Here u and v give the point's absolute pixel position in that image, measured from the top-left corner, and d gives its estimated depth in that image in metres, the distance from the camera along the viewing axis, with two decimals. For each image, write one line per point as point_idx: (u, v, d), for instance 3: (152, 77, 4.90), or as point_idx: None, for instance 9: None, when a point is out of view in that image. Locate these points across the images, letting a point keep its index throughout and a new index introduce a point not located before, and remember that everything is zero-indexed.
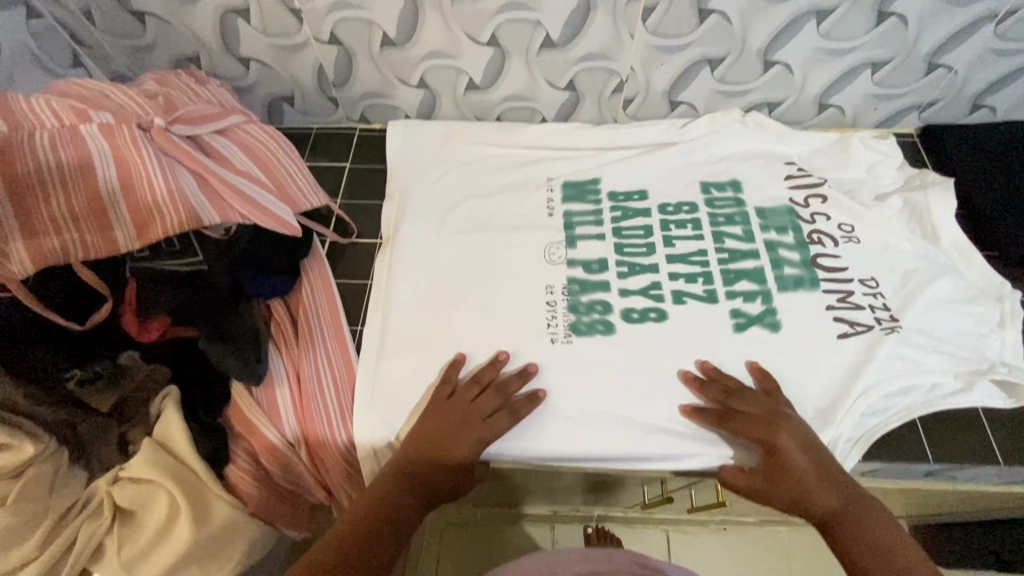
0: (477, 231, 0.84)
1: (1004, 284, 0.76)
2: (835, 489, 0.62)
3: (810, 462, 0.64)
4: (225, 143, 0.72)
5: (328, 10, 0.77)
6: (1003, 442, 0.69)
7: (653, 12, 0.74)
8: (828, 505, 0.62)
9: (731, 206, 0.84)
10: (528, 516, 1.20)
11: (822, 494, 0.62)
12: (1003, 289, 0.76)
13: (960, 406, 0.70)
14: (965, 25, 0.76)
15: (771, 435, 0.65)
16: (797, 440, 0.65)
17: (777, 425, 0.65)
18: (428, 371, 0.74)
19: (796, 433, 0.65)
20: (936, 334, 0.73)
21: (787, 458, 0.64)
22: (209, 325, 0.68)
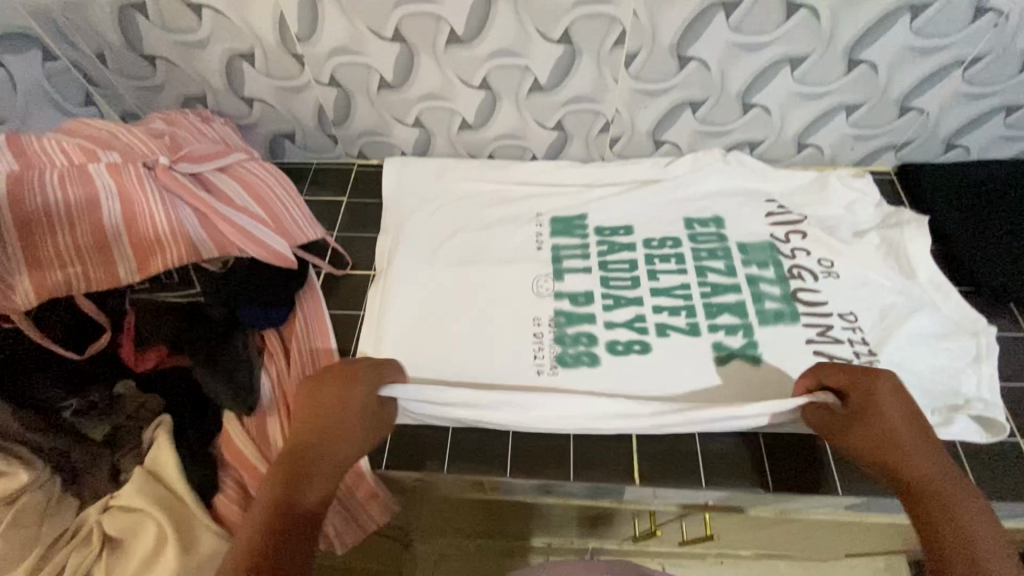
0: (468, 264, 0.87)
1: (980, 320, 0.78)
2: (927, 457, 0.59)
3: (910, 417, 0.62)
4: (226, 181, 0.75)
5: (327, 55, 0.81)
6: (982, 477, 0.70)
7: (636, 58, 0.78)
8: (913, 463, 0.59)
9: (714, 241, 0.87)
10: (521, 548, 1.19)
11: (909, 453, 0.60)
12: (979, 325, 0.78)
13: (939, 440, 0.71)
14: (934, 71, 0.79)
15: (868, 380, 0.64)
16: (897, 398, 0.63)
17: (876, 376, 0.65)
18: None
19: (896, 392, 0.64)
20: (915, 367, 0.75)
21: (876, 406, 0.63)
22: (204, 355, 0.71)
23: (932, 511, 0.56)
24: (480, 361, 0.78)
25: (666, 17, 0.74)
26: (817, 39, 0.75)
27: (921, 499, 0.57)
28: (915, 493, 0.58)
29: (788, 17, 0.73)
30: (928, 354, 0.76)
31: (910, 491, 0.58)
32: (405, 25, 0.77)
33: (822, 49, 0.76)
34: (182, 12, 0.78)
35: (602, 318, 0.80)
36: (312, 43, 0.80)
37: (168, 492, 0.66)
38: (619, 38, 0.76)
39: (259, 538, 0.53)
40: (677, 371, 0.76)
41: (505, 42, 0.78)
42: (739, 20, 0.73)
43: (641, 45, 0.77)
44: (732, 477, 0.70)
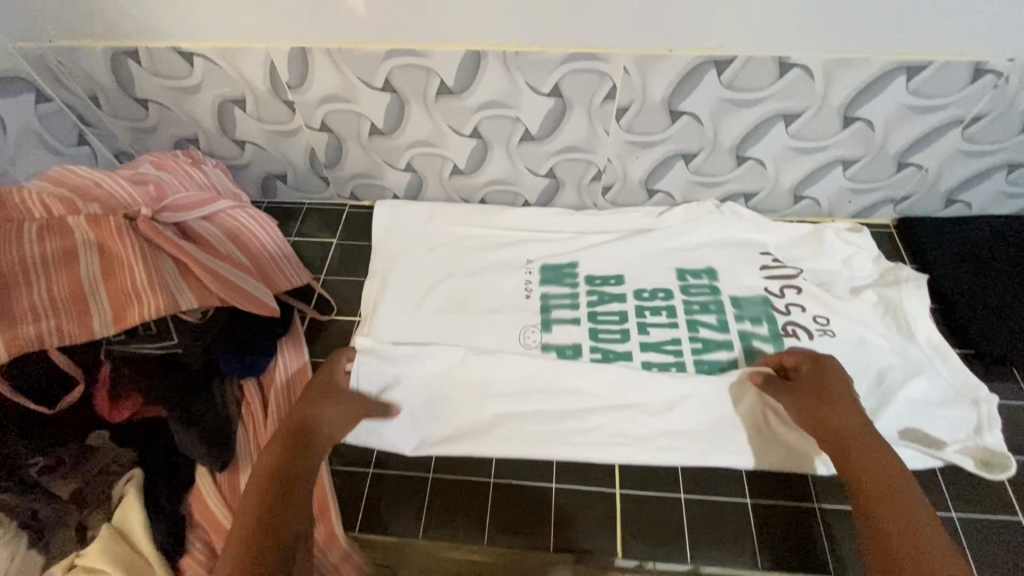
0: (455, 312, 0.85)
1: (980, 387, 0.75)
2: (863, 425, 0.65)
3: (846, 390, 0.69)
4: (210, 230, 0.75)
5: (318, 102, 0.81)
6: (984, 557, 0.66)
7: (627, 112, 0.78)
8: (845, 421, 0.66)
9: (706, 294, 0.85)
10: None
11: (844, 415, 0.66)
12: (979, 392, 0.75)
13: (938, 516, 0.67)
14: (932, 129, 0.77)
15: (817, 362, 0.72)
16: (839, 376, 0.71)
17: (823, 361, 0.72)
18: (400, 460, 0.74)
19: (841, 372, 0.71)
20: (912, 437, 0.72)
21: (827, 385, 0.69)
22: (179, 407, 0.69)
23: (854, 460, 0.62)
24: (463, 418, 0.76)
25: (657, 73, 0.73)
26: (811, 97, 0.74)
27: (847, 453, 0.63)
28: (846, 449, 0.63)
29: (782, 76, 0.72)
30: (927, 421, 0.73)
31: (842, 445, 0.64)
32: (395, 76, 0.76)
33: (816, 106, 0.75)
34: (174, 60, 0.78)
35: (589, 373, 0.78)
36: (303, 91, 0.80)
37: (136, 553, 0.64)
38: (610, 92, 0.75)
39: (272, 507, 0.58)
40: (665, 432, 0.74)
41: (495, 93, 0.77)
42: (731, 78, 0.72)
43: (632, 99, 0.76)
44: (722, 546, 0.67)
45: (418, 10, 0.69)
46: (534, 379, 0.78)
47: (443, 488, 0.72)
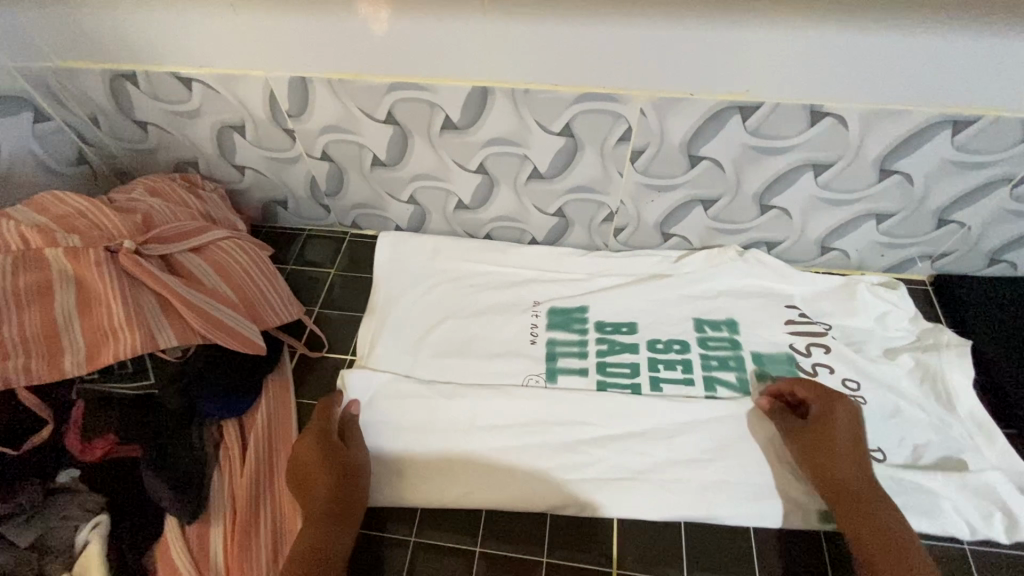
0: (454, 355, 0.81)
1: None
2: (867, 485, 0.62)
3: (852, 433, 0.66)
4: (197, 262, 0.72)
5: (319, 132, 0.78)
6: None
7: (643, 154, 0.73)
8: (847, 477, 0.63)
9: (725, 348, 0.79)
10: None
11: (842, 468, 0.64)
12: None
13: None
14: (978, 186, 0.71)
15: (828, 407, 0.68)
16: (848, 419, 0.67)
17: (835, 403, 0.68)
18: (389, 515, 0.69)
19: (855, 416, 0.67)
20: (950, 528, 0.65)
21: (830, 432, 0.66)
22: (152, 449, 0.65)
23: (858, 522, 0.60)
24: (456, 474, 0.71)
25: (676, 117, 0.68)
26: (844, 147, 0.68)
27: (849, 512, 0.61)
28: (845, 510, 0.61)
29: (813, 124, 0.66)
30: (968, 508, 0.66)
31: (842, 505, 0.62)
32: (399, 109, 0.73)
33: (849, 158, 0.69)
34: (173, 85, 0.75)
35: (593, 431, 0.73)
36: (305, 120, 0.77)
37: None
38: (625, 134, 0.71)
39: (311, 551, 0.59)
40: (672, 502, 0.68)
41: (503, 131, 0.73)
42: (758, 124, 0.67)
43: (649, 142, 0.71)
44: None
45: (423, 44, 0.65)
46: (533, 435, 0.73)
47: (427, 552, 0.67)
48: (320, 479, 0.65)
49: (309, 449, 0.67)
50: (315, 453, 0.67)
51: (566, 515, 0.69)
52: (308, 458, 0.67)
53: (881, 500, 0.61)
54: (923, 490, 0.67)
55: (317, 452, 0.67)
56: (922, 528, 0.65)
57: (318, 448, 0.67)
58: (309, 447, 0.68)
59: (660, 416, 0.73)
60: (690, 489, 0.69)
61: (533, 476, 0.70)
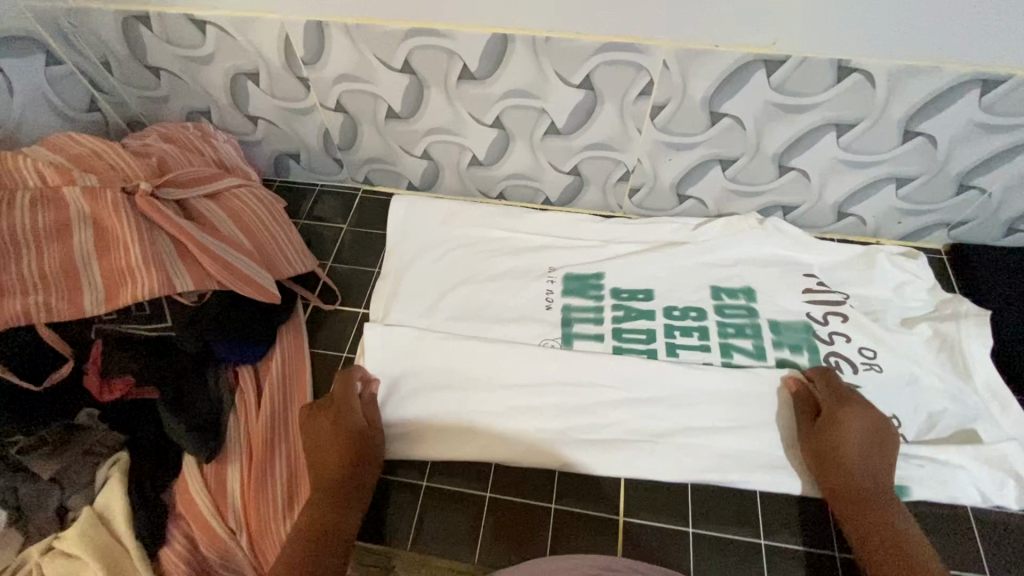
0: (469, 317, 0.81)
1: None
2: (869, 485, 0.63)
3: (858, 429, 0.65)
4: (212, 208, 0.72)
5: (334, 81, 0.77)
6: None
7: (663, 110, 0.71)
8: (847, 482, 0.63)
9: (743, 316, 0.79)
10: None
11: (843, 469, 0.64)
12: None
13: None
14: (1002, 150, 0.69)
15: (832, 409, 0.67)
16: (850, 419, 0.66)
17: (842, 404, 0.67)
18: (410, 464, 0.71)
19: (867, 414, 0.66)
20: (959, 495, 0.66)
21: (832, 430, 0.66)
22: (172, 395, 0.66)
23: (866, 520, 0.61)
24: (474, 428, 0.72)
25: (699, 71, 0.67)
26: (869, 107, 0.67)
27: (849, 512, 0.62)
28: (844, 512, 0.63)
29: (839, 81, 0.65)
30: (982, 475, 0.67)
31: (851, 509, 0.62)
32: (415, 58, 0.72)
33: (873, 118, 0.68)
34: (185, 27, 0.74)
35: (607, 393, 0.74)
36: (319, 67, 0.76)
37: (114, 541, 0.62)
38: (645, 89, 0.70)
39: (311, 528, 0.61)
40: (685, 465, 0.69)
41: (522, 82, 0.72)
42: (782, 80, 0.66)
43: (670, 97, 0.70)
44: None
45: None
46: (546, 394, 0.74)
47: (438, 495, 0.69)
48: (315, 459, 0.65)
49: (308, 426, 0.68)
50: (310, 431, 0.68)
51: (583, 472, 0.70)
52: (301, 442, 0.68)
53: (881, 496, 0.62)
54: (937, 456, 0.67)
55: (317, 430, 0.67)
56: (936, 494, 0.66)
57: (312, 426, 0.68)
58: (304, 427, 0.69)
59: (676, 381, 0.73)
60: (705, 452, 0.70)
61: (550, 434, 0.72)
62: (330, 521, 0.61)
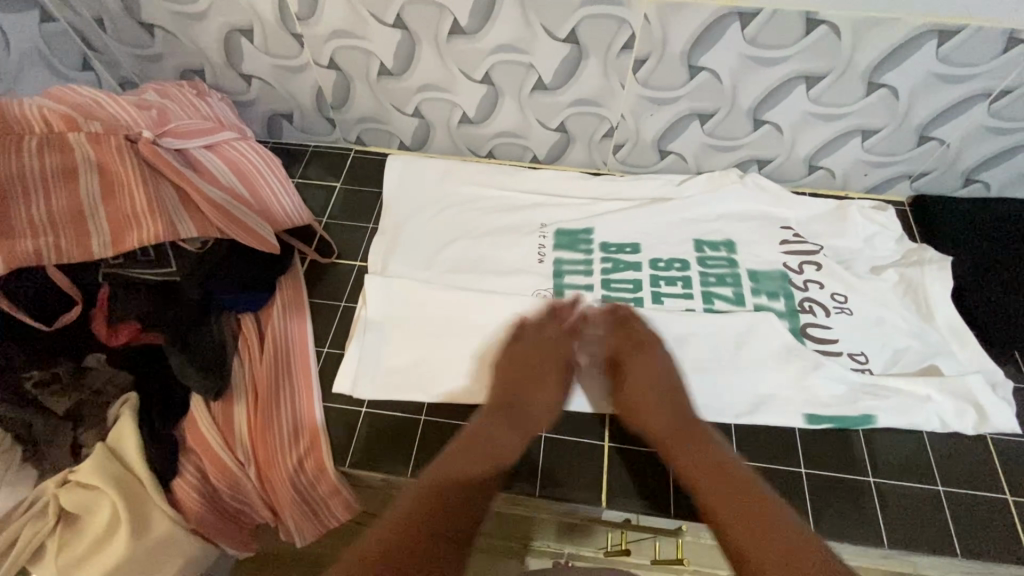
0: (464, 271, 0.85)
1: (996, 370, 0.75)
2: (696, 424, 0.68)
3: (668, 372, 0.72)
4: (212, 159, 0.75)
5: (327, 37, 0.79)
6: (1003, 535, 0.66)
7: (645, 64, 0.75)
8: (656, 426, 0.68)
9: (723, 266, 0.84)
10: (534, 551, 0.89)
11: (655, 416, 0.69)
12: (994, 375, 0.75)
13: (953, 492, 0.68)
14: (957, 102, 0.75)
15: (632, 352, 0.74)
16: (649, 368, 0.73)
17: (643, 347, 0.74)
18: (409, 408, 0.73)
19: (648, 362, 0.73)
20: (924, 421, 0.72)
21: (679, 386, 0.72)
22: (176, 335, 0.69)
23: (683, 459, 0.65)
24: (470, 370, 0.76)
25: (678, 25, 0.70)
26: (836, 60, 0.71)
27: (675, 447, 0.66)
28: (670, 447, 0.67)
29: (808, 33, 0.69)
30: (948, 405, 0.72)
31: (677, 453, 0.66)
32: (407, 12, 0.74)
33: (840, 70, 0.72)
34: None
35: (596, 339, 0.78)
36: (313, 23, 0.78)
37: (127, 472, 0.65)
38: (628, 42, 0.73)
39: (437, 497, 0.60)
40: None
41: (510, 37, 0.75)
42: (755, 33, 0.70)
43: (651, 51, 0.73)
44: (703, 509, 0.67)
45: None
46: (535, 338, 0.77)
47: (428, 426, 0.71)
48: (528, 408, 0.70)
49: (514, 368, 0.74)
50: (519, 372, 0.74)
51: (575, 410, 0.74)
52: (507, 383, 0.73)
53: (710, 433, 0.67)
54: (902, 390, 0.73)
55: (523, 372, 0.73)
56: (903, 421, 0.71)
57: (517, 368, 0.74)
58: (506, 369, 0.74)
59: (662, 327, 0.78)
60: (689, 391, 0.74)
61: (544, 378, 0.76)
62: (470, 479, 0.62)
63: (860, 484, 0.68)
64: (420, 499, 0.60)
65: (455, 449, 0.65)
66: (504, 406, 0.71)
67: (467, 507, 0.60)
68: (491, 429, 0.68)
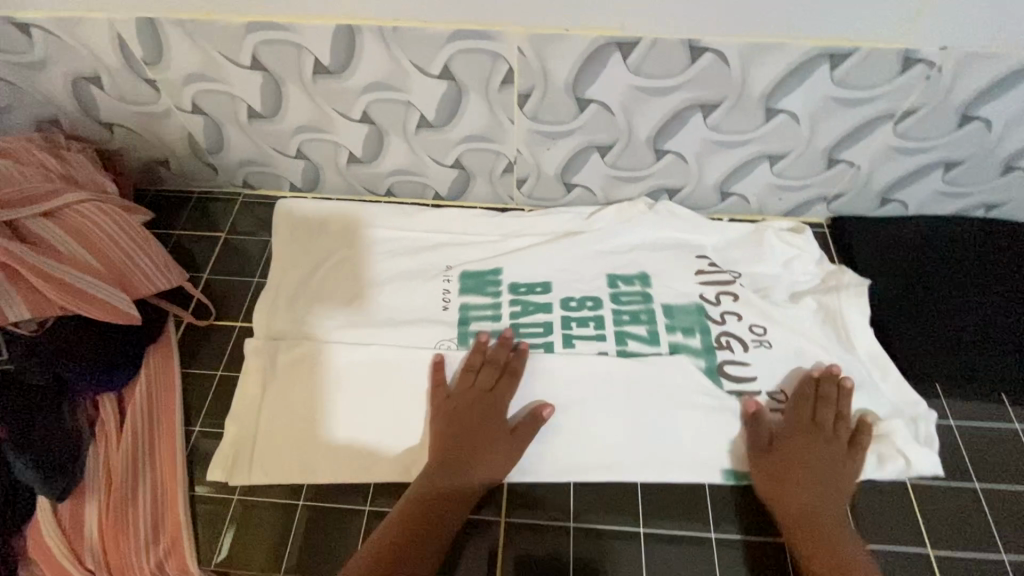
0: (356, 326, 0.76)
1: (920, 404, 0.70)
2: (827, 512, 0.62)
3: (801, 468, 0.65)
4: (52, 228, 0.67)
5: (182, 82, 0.72)
6: None
7: (529, 99, 0.70)
8: (804, 509, 0.62)
9: (638, 302, 0.78)
10: None
11: (797, 501, 0.63)
12: (919, 410, 0.70)
13: (877, 546, 0.64)
14: (862, 123, 0.70)
15: (809, 408, 0.68)
16: (816, 452, 0.66)
17: (801, 400, 0.69)
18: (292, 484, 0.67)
19: (841, 444, 0.66)
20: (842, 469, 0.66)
21: (835, 471, 0.65)
22: (15, 429, 0.62)
23: (826, 545, 0.60)
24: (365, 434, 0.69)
25: (556, 57, 0.65)
26: (727, 87, 0.66)
27: (811, 540, 0.60)
28: (799, 539, 0.61)
29: (693, 62, 0.64)
30: (868, 451, 0.67)
31: (805, 540, 0.61)
32: (264, 53, 0.67)
33: (735, 96, 0.67)
34: (10, 30, 0.69)
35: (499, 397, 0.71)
36: (163, 69, 0.71)
37: None
38: (507, 77, 0.67)
39: (390, 553, 0.58)
40: (576, 463, 0.67)
41: (380, 75, 0.68)
42: (638, 63, 0.65)
43: (533, 85, 0.68)
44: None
45: None
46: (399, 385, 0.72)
47: (315, 516, 0.65)
48: (464, 445, 0.66)
49: (465, 411, 0.68)
50: (462, 418, 0.68)
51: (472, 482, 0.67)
52: (461, 423, 0.67)
53: (835, 518, 0.62)
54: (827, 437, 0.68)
55: (475, 411, 0.68)
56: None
57: (467, 420, 0.68)
58: (451, 414, 0.68)
59: (443, 378, 0.71)
60: (598, 452, 0.68)
61: (414, 444, 0.68)
62: (398, 556, 0.58)
63: (771, 542, 0.64)
64: (404, 540, 0.59)
65: (453, 481, 0.63)
66: (466, 450, 0.65)
67: (425, 548, 0.59)
68: (463, 454, 0.65)
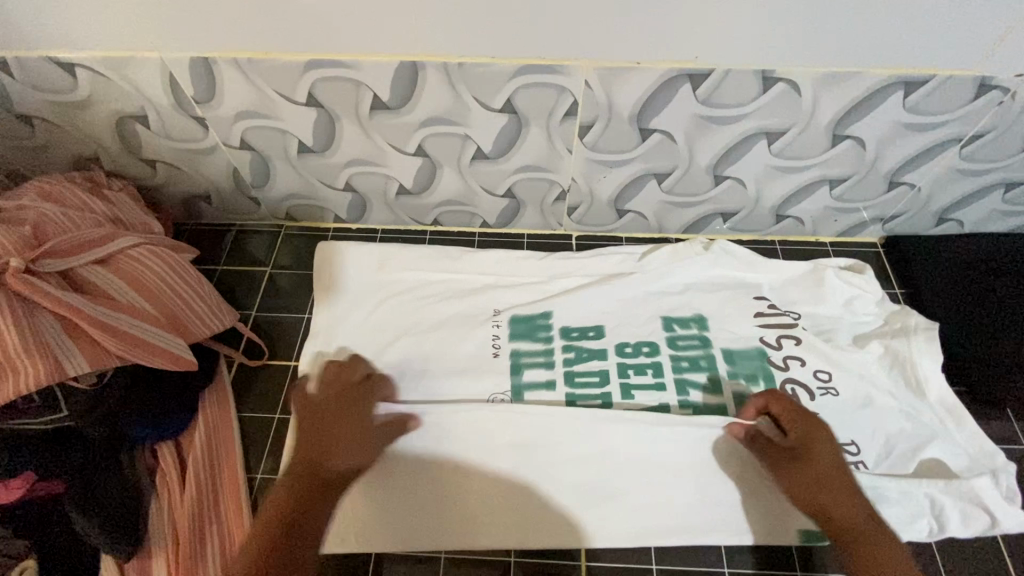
0: (409, 379, 0.73)
1: (998, 455, 0.69)
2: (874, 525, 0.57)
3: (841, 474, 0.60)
4: (105, 276, 0.65)
5: (232, 119, 0.70)
6: None
7: (592, 129, 0.68)
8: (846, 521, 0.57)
9: (696, 347, 0.75)
10: None
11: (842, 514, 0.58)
12: (997, 461, 0.68)
13: None
14: (928, 146, 0.69)
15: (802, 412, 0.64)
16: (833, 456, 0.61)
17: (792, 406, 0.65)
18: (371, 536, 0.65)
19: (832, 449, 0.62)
20: (919, 528, 0.65)
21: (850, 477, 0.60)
22: (79, 486, 0.60)
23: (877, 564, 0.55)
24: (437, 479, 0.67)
25: (624, 89, 0.64)
26: (796, 114, 0.65)
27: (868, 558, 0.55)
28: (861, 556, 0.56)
29: (765, 90, 0.63)
30: (946, 506, 0.66)
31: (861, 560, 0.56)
32: (322, 88, 0.65)
33: (803, 122, 0.66)
34: (54, 71, 0.66)
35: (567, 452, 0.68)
36: (214, 106, 0.69)
37: None
38: (571, 108, 0.66)
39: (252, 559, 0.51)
40: (651, 521, 0.66)
41: (441, 109, 0.67)
42: (708, 93, 0.64)
43: (596, 116, 0.67)
44: None
45: (330, 27, 0.60)
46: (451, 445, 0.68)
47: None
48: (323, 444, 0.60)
49: (324, 413, 0.63)
50: (327, 418, 0.62)
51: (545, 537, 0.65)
52: (317, 420, 0.62)
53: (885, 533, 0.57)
54: (906, 493, 0.66)
55: (331, 413, 0.63)
56: None
57: (329, 420, 0.62)
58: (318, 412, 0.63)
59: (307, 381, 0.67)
60: (669, 513, 0.66)
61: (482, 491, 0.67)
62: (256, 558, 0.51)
63: None
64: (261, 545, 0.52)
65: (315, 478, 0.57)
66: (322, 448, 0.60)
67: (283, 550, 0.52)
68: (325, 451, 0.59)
